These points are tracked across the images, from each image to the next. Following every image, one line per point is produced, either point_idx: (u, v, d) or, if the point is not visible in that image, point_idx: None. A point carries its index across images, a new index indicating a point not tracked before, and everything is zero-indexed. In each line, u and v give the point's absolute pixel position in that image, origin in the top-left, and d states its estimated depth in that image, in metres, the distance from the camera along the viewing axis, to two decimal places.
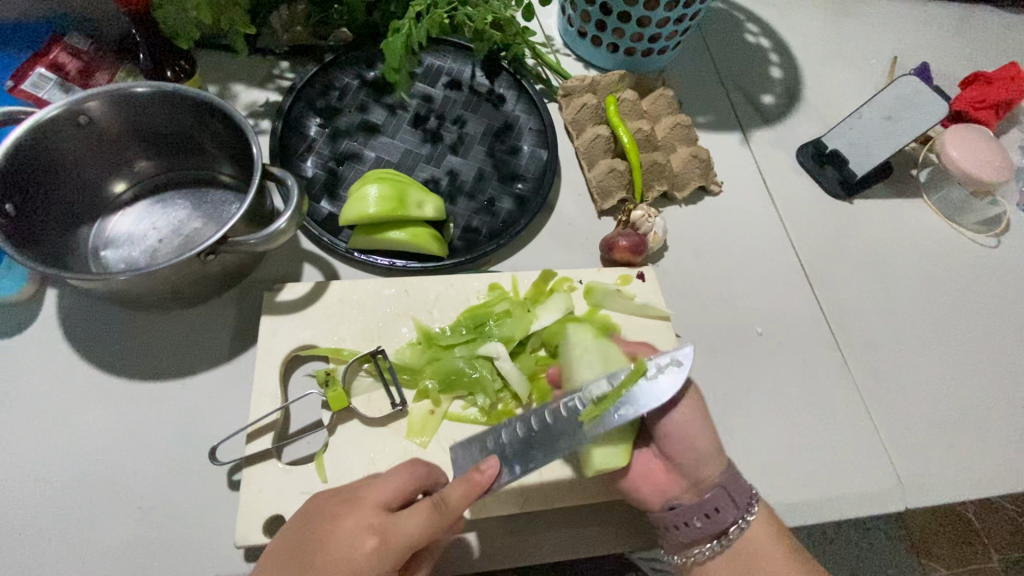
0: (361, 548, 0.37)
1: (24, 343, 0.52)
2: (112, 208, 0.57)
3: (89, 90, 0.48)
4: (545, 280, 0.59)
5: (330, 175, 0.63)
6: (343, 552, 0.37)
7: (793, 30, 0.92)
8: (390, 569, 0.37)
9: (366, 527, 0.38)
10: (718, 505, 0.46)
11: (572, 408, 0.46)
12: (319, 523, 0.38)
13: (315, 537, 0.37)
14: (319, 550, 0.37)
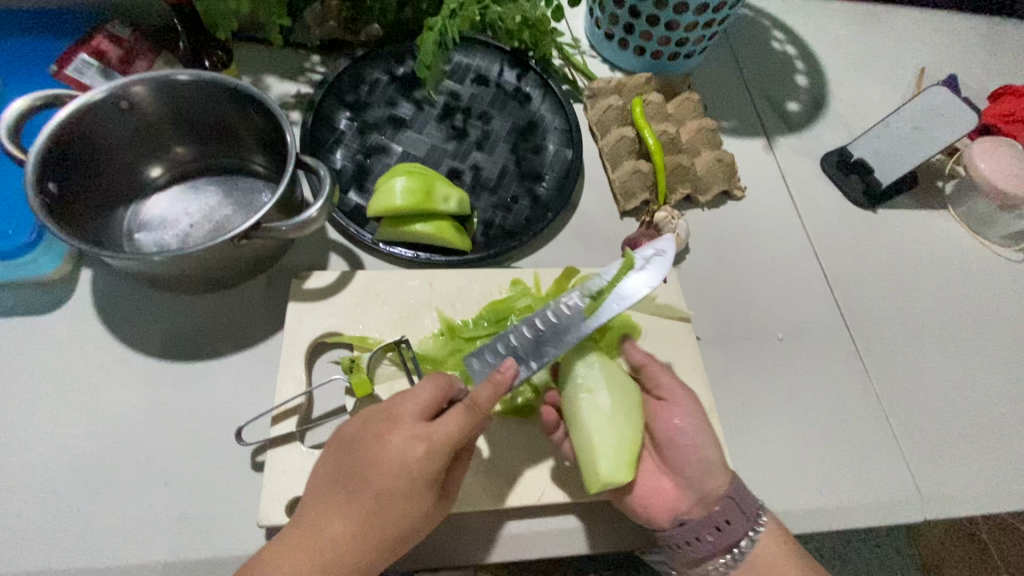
0: (411, 455, 0.39)
1: (59, 320, 0.53)
2: (148, 193, 0.58)
3: (134, 75, 0.50)
4: (567, 277, 0.59)
5: (358, 167, 0.64)
6: (396, 460, 0.39)
7: (820, 38, 0.92)
8: (442, 467, 0.40)
9: (410, 438, 0.40)
10: (728, 517, 0.46)
11: (573, 305, 0.51)
12: (359, 446, 0.41)
13: (365, 454, 0.40)
14: (368, 466, 0.39)
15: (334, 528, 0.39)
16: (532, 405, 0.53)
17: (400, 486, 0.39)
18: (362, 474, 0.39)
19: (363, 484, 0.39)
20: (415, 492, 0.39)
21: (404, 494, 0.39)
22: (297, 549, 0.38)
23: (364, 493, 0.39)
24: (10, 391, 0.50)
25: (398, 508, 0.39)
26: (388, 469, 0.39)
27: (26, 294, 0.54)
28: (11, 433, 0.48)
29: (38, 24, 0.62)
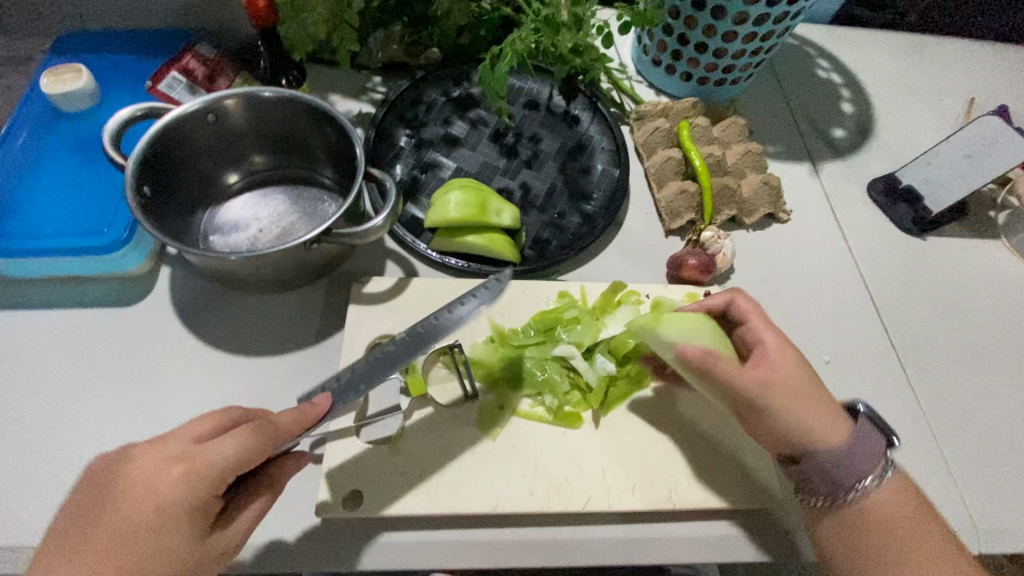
0: (167, 476, 0.36)
1: (139, 311, 0.57)
2: (224, 198, 0.63)
3: (224, 91, 0.55)
4: (613, 291, 0.60)
5: (414, 182, 0.68)
6: (148, 485, 0.36)
7: (866, 67, 0.93)
8: (204, 493, 0.36)
9: (169, 460, 0.37)
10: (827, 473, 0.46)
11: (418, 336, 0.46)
12: (103, 479, 0.37)
13: (110, 487, 0.36)
14: (101, 518, 0.35)
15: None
16: (581, 416, 0.53)
17: (154, 523, 0.35)
18: (90, 526, 0.35)
19: (90, 537, 0.34)
20: (173, 530, 0.35)
21: (151, 531, 0.35)
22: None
23: (97, 532, 0.35)
24: (96, 375, 0.54)
25: (133, 550, 0.34)
26: (133, 504, 0.35)
27: (111, 286, 0.58)
28: (94, 415, 0.52)
29: (137, 45, 0.68)
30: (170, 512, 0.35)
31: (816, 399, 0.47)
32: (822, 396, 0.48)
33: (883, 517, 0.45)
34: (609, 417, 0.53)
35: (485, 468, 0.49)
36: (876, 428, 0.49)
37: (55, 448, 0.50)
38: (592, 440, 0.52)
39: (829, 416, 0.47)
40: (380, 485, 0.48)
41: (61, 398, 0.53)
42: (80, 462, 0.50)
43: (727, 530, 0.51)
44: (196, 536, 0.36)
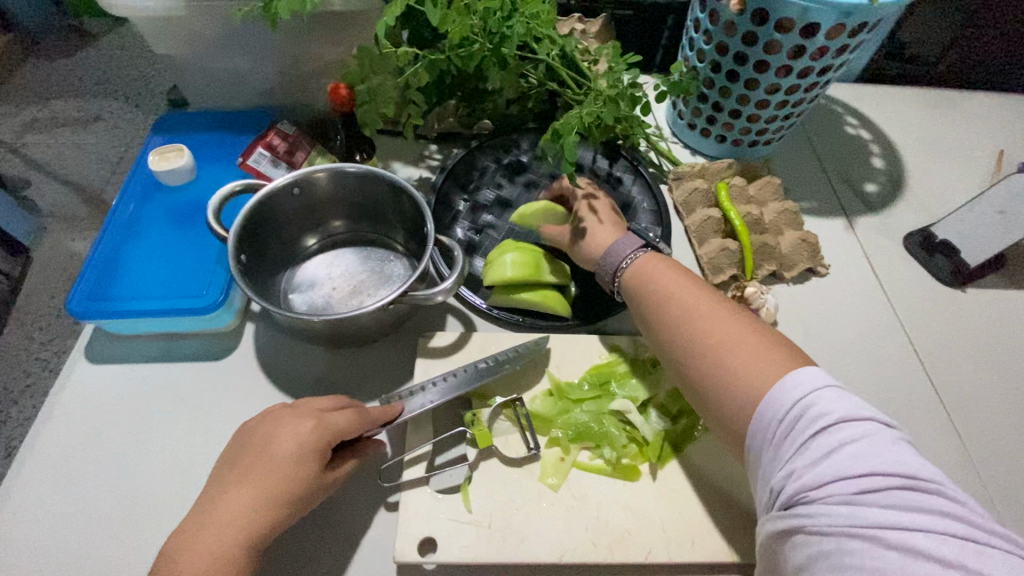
0: (303, 427, 0.49)
1: (227, 365, 0.63)
2: (302, 259, 0.69)
3: (312, 167, 0.61)
4: None
5: (471, 242, 0.74)
6: (288, 433, 0.49)
7: (893, 123, 0.97)
8: (324, 444, 0.49)
9: (305, 418, 0.50)
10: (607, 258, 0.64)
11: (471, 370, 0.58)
12: (257, 434, 0.50)
13: (263, 436, 0.49)
14: (260, 450, 0.48)
15: (231, 515, 0.45)
16: (638, 468, 0.55)
17: (291, 459, 0.47)
18: (251, 462, 0.48)
19: (253, 466, 0.47)
20: (307, 463, 0.48)
21: (290, 465, 0.47)
22: (205, 537, 0.44)
23: (252, 462, 0.48)
24: (190, 424, 0.59)
25: (280, 474, 0.47)
26: (278, 446, 0.48)
27: (204, 341, 0.64)
28: (189, 462, 0.57)
29: (228, 124, 0.76)
30: (303, 453, 0.48)
31: (600, 223, 0.68)
32: (604, 220, 0.68)
33: (640, 271, 0.60)
34: (665, 470, 0.55)
35: (550, 518, 0.52)
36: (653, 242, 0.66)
37: (158, 492, 0.55)
38: (649, 491, 0.54)
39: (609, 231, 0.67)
40: (453, 534, 0.51)
41: (161, 444, 0.58)
42: (180, 506, 0.55)
43: None
44: (320, 468, 0.48)
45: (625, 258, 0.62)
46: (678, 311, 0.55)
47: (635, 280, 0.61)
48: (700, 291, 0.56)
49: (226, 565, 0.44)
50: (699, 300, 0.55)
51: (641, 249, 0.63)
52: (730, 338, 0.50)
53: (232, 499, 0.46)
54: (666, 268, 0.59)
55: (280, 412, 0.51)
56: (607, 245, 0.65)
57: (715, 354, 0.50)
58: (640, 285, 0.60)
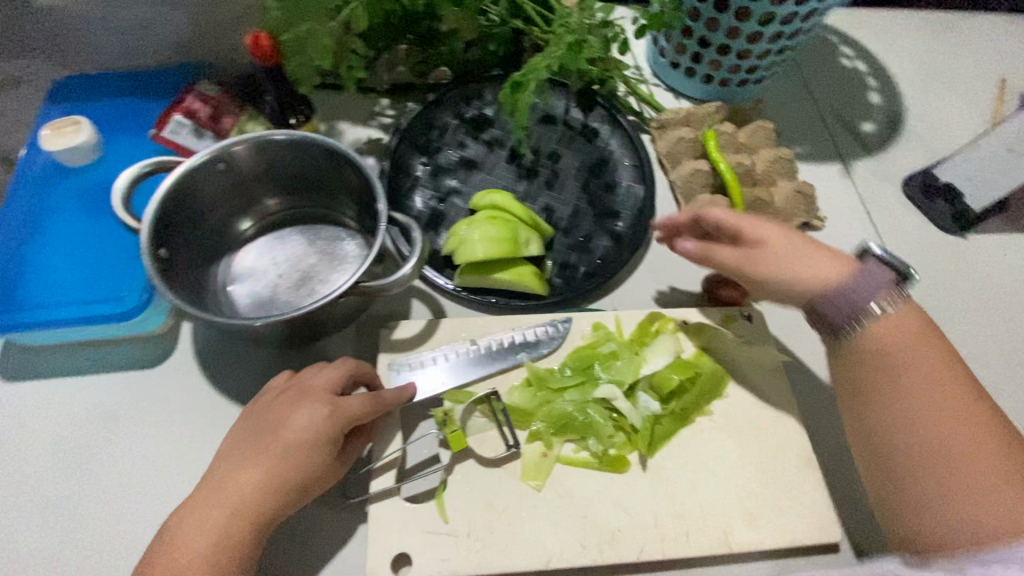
0: (318, 414, 0.43)
1: (163, 372, 0.56)
2: (238, 245, 0.61)
3: (232, 138, 0.52)
4: (650, 322, 0.58)
5: (433, 212, 0.66)
6: (301, 421, 0.43)
7: (891, 52, 0.88)
8: (339, 431, 0.44)
9: (319, 403, 0.44)
10: (837, 300, 0.47)
11: (491, 348, 0.56)
12: (267, 419, 0.44)
13: (271, 422, 0.44)
14: (271, 428, 0.43)
15: (233, 499, 0.41)
16: (627, 459, 0.51)
17: (304, 448, 0.42)
18: (261, 444, 0.43)
19: (263, 450, 0.42)
20: (318, 448, 0.43)
21: (304, 454, 0.42)
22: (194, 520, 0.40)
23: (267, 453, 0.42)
24: (127, 443, 0.53)
25: (294, 466, 0.42)
26: (291, 434, 0.43)
27: (133, 348, 0.56)
28: (131, 485, 0.51)
29: (138, 88, 0.66)
30: (317, 442, 0.43)
31: (812, 246, 0.49)
32: (815, 243, 0.50)
33: (888, 334, 0.46)
34: (656, 459, 0.51)
35: (534, 521, 0.48)
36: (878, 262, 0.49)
37: (98, 523, 0.49)
38: (640, 484, 0.50)
39: (822, 258, 0.49)
40: (429, 548, 0.47)
41: (98, 468, 0.52)
42: (125, 534, 0.49)
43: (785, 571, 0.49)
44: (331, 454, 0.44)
45: (876, 309, 0.47)
46: (923, 395, 0.44)
47: (876, 341, 0.47)
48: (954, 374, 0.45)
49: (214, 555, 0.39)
50: (956, 383, 0.44)
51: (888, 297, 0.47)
52: (974, 452, 0.42)
53: (238, 477, 0.41)
54: (924, 340, 0.46)
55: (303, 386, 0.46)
56: (835, 273, 0.48)
57: (955, 475, 0.41)
58: (901, 360, 0.46)
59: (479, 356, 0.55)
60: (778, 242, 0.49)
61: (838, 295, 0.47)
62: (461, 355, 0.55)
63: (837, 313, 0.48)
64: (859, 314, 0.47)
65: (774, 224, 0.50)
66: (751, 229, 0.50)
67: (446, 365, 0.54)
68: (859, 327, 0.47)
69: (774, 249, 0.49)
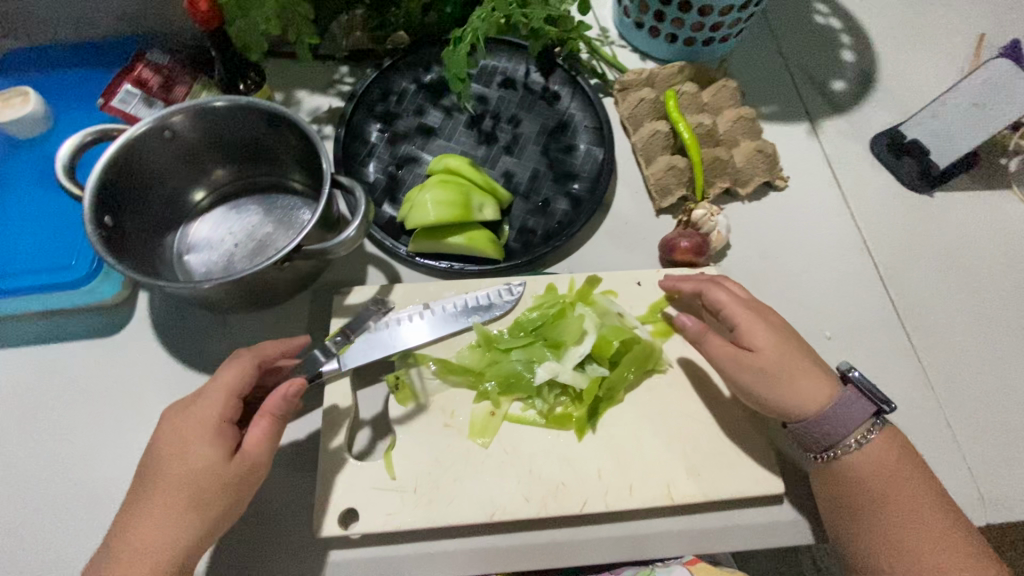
0: (186, 416, 0.42)
1: (119, 341, 0.56)
2: (193, 216, 0.61)
3: (173, 106, 0.51)
4: (590, 284, 0.58)
5: (390, 179, 0.65)
6: (171, 429, 0.42)
7: (867, 8, 0.86)
8: (207, 420, 0.42)
9: (187, 410, 0.43)
10: (823, 432, 0.47)
11: (444, 312, 0.55)
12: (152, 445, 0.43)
13: (151, 445, 0.42)
14: (154, 461, 0.41)
15: (137, 530, 0.39)
16: (574, 417, 0.52)
17: (177, 453, 0.41)
18: (143, 474, 0.41)
19: (149, 476, 0.41)
20: (200, 449, 0.41)
21: (179, 460, 0.40)
22: (126, 573, 0.38)
23: (150, 479, 0.41)
24: (87, 412, 0.54)
25: (175, 476, 0.40)
26: (164, 448, 0.41)
27: (90, 318, 0.57)
28: (91, 453, 0.52)
29: (85, 58, 0.65)
30: (187, 440, 0.41)
31: (799, 365, 0.48)
32: (807, 356, 0.49)
33: (867, 468, 0.46)
34: (603, 417, 0.52)
35: (480, 476, 0.49)
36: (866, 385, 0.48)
37: (60, 488, 0.51)
38: (584, 440, 0.51)
39: (813, 379, 0.48)
40: (376, 502, 0.48)
41: (55, 436, 0.53)
42: (85, 498, 0.50)
43: (727, 521, 0.51)
44: (221, 451, 0.41)
45: (850, 440, 0.47)
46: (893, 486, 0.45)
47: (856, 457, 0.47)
48: (926, 489, 0.46)
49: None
50: (920, 492, 0.45)
51: (865, 424, 0.47)
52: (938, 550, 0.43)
53: (138, 514, 0.39)
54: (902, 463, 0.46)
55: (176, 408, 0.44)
56: (818, 404, 0.47)
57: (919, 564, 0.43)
58: (874, 480, 0.46)
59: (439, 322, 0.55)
60: (768, 352, 0.48)
61: (818, 422, 0.47)
62: (419, 320, 0.54)
63: (813, 438, 0.48)
64: (836, 444, 0.47)
65: (768, 326, 0.50)
66: (742, 335, 0.49)
67: (403, 329, 0.54)
68: (832, 452, 0.47)
69: (770, 355, 0.48)
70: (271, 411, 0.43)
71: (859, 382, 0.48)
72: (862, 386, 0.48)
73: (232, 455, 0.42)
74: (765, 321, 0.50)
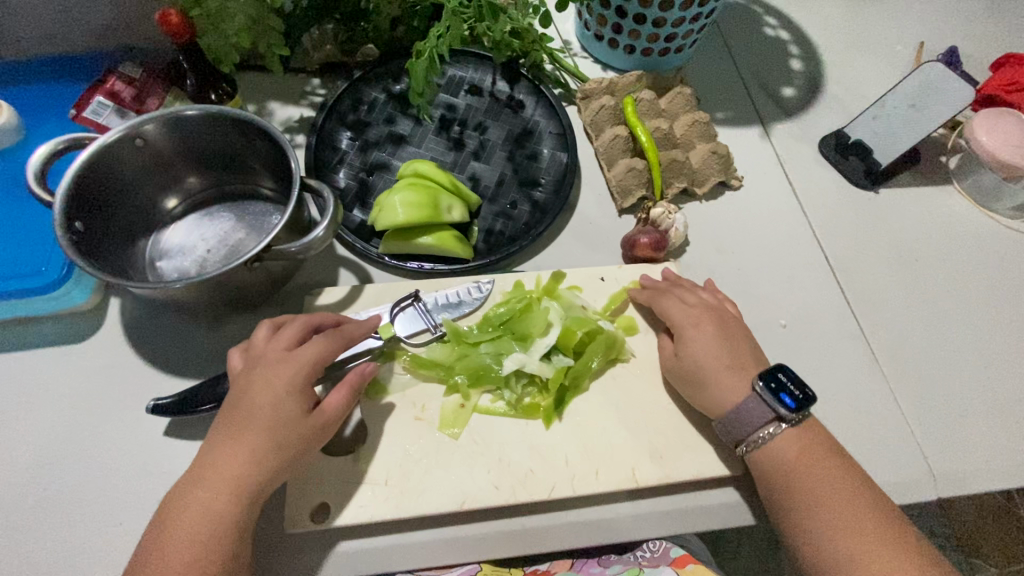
0: (275, 374, 0.45)
1: (89, 347, 0.57)
2: (165, 223, 0.62)
3: (145, 114, 0.53)
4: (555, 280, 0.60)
5: (361, 185, 0.67)
6: (263, 382, 0.45)
7: (813, 20, 0.91)
8: (300, 381, 0.45)
9: (276, 366, 0.46)
10: (733, 426, 0.50)
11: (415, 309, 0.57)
12: (238, 390, 0.45)
13: (238, 392, 0.45)
14: (238, 410, 0.44)
15: (224, 471, 0.43)
16: (540, 406, 0.54)
17: (269, 408, 0.44)
18: (232, 420, 0.44)
19: (238, 421, 0.44)
20: (285, 405, 0.44)
21: (272, 417, 0.44)
22: (207, 507, 0.42)
23: (240, 426, 0.44)
24: (55, 417, 0.54)
25: (265, 430, 0.43)
26: (256, 400, 0.44)
27: (59, 325, 0.57)
28: (60, 455, 0.52)
29: (58, 72, 0.66)
30: (280, 398, 0.44)
31: (724, 366, 0.51)
32: (727, 359, 0.52)
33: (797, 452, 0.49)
34: (569, 407, 0.54)
35: (450, 468, 0.50)
36: (784, 388, 0.50)
37: (26, 491, 0.50)
38: (551, 429, 0.53)
39: (734, 379, 0.51)
40: (347, 496, 0.49)
41: (20, 442, 0.52)
42: (52, 500, 0.50)
43: (690, 503, 0.52)
44: (302, 409, 0.45)
45: (759, 436, 0.50)
46: (811, 466, 0.48)
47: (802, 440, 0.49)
48: (844, 476, 0.48)
49: (224, 523, 0.42)
50: (836, 471, 0.48)
51: (772, 423, 0.50)
52: (854, 521, 0.45)
53: (225, 457, 0.43)
54: (805, 457, 0.48)
55: (258, 359, 0.47)
56: (732, 401, 0.50)
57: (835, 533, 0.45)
58: (780, 480, 0.48)
59: (421, 316, 0.56)
60: (695, 351, 0.52)
61: (730, 418, 0.50)
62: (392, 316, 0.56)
63: (729, 433, 0.50)
64: (749, 437, 0.50)
65: (698, 334, 0.53)
66: (678, 339, 0.54)
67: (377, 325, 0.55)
68: (744, 446, 0.50)
69: (690, 361, 0.52)
70: (350, 385, 0.48)
71: (762, 389, 0.50)
72: (766, 391, 0.50)
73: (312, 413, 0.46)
74: (701, 327, 0.54)
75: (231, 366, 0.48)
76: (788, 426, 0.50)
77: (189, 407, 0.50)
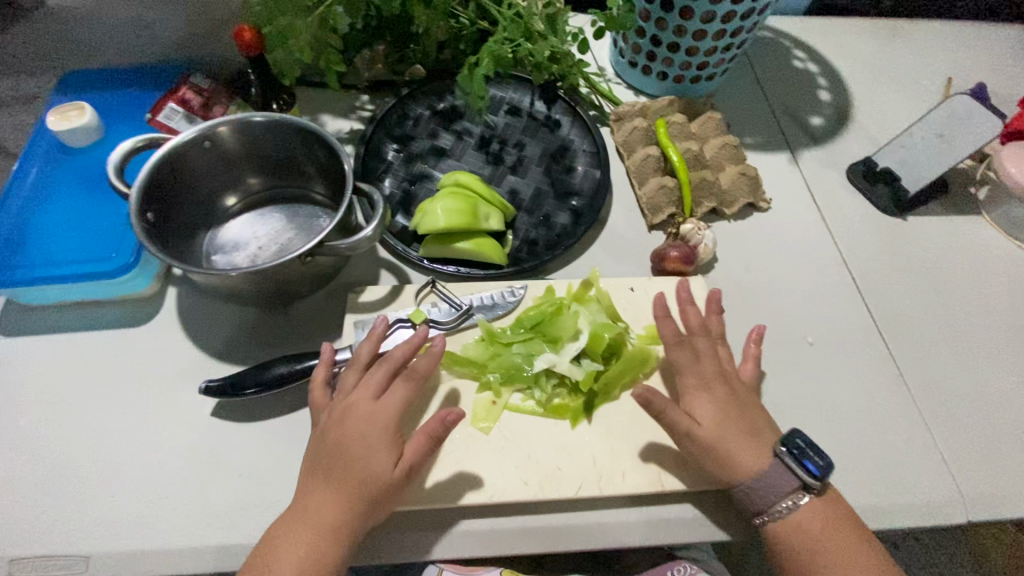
0: (366, 421, 0.48)
1: (146, 330, 0.61)
2: (224, 220, 0.66)
3: (218, 118, 0.58)
4: (584, 288, 0.62)
5: (404, 193, 0.71)
6: (354, 429, 0.47)
7: (840, 54, 0.94)
8: (388, 428, 0.48)
9: (365, 413, 0.48)
10: (753, 499, 0.49)
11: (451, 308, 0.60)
12: (327, 436, 0.48)
13: (329, 441, 0.47)
14: (334, 460, 0.46)
15: (318, 516, 0.45)
16: (569, 407, 0.55)
17: (361, 458, 0.46)
18: (325, 468, 0.46)
19: (330, 471, 0.46)
20: (376, 455, 0.46)
21: (364, 467, 0.46)
22: (299, 551, 0.44)
23: (333, 474, 0.46)
24: (110, 394, 0.57)
25: (357, 480, 0.45)
26: (348, 449, 0.46)
27: (120, 308, 0.62)
28: (114, 430, 0.55)
29: (134, 79, 0.72)
30: (372, 447, 0.46)
31: (743, 434, 0.50)
32: (744, 427, 0.51)
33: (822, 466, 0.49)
34: (598, 410, 0.55)
35: (480, 460, 0.52)
36: (805, 460, 0.49)
37: (80, 462, 0.53)
38: (579, 430, 0.54)
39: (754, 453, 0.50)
40: None
41: (78, 415, 0.56)
42: (104, 471, 0.53)
43: (716, 510, 0.53)
44: (390, 459, 0.46)
45: (780, 506, 0.49)
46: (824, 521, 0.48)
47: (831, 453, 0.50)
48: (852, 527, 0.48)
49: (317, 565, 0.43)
50: (844, 525, 0.48)
51: (794, 493, 0.49)
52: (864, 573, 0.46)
53: (319, 501, 0.45)
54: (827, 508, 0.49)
55: (346, 404, 0.49)
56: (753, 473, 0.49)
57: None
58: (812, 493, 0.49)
59: (456, 311, 0.59)
60: (711, 423, 0.51)
61: (750, 488, 0.49)
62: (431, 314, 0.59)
63: (747, 503, 0.49)
64: (768, 508, 0.49)
65: (715, 397, 0.52)
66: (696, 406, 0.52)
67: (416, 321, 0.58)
68: (762, 517, 0.49)
69: (714, 431, 0.50)
70: (427, 431, 0.48)
71: (788, 458, 0.49)
72: (791, 460, 0.49)
73: (395, 465, 0.47)
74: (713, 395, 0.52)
75: (316, 403, 0.51)
76: (811, 496, 0.49)
77: (235, 390, 0.53)
